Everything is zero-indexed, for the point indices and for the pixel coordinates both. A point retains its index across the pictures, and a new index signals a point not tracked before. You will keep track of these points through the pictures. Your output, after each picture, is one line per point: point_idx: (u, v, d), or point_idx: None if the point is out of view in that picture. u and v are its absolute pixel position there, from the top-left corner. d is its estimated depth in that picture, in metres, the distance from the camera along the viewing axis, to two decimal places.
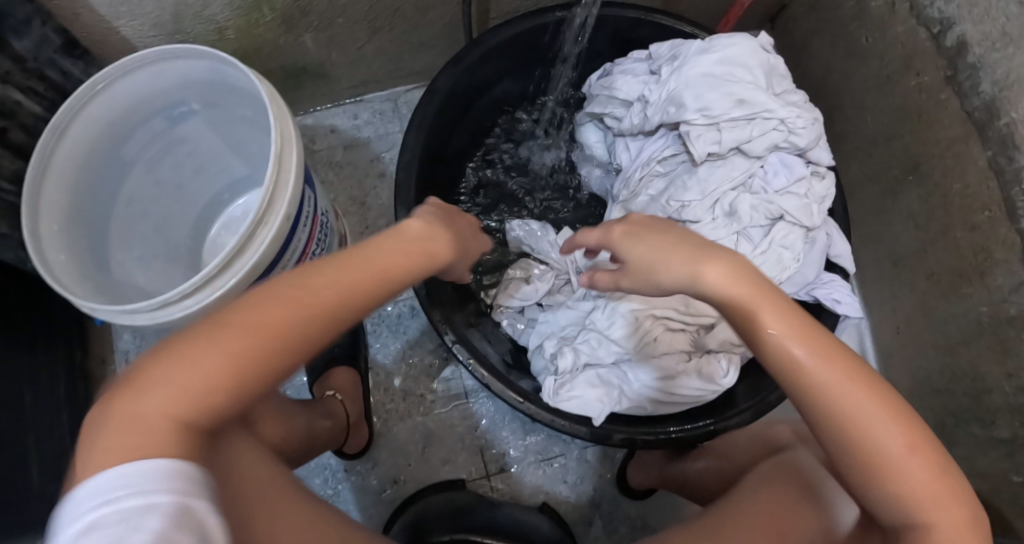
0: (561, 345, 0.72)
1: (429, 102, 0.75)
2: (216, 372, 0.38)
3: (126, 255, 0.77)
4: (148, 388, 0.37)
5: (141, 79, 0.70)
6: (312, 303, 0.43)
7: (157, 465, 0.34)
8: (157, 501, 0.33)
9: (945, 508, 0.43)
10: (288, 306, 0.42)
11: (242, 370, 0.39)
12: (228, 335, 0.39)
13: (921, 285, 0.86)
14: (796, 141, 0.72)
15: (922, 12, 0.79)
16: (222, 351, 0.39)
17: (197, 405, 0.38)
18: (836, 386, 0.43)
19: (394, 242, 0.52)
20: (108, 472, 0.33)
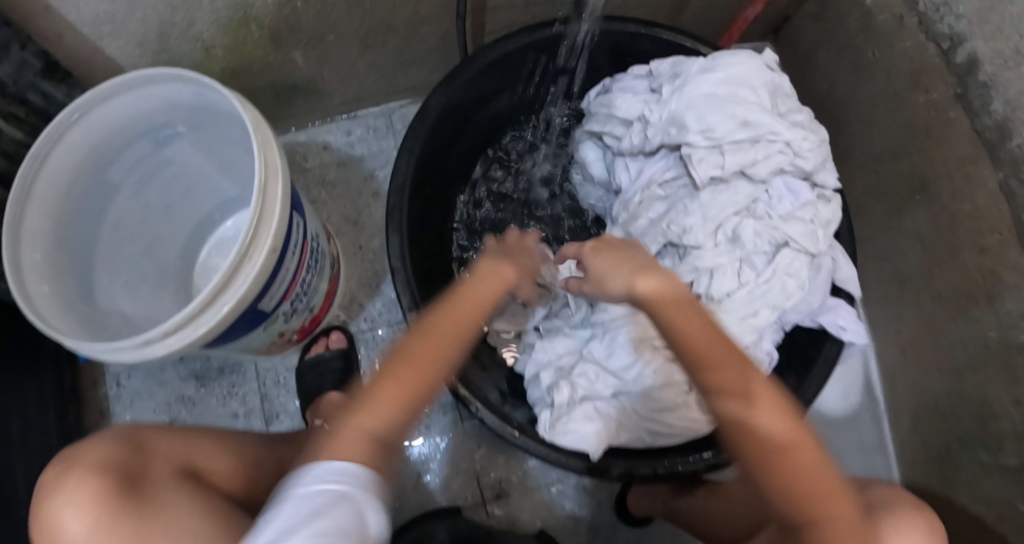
0: (558, 377, 0.70)
1: (422, 123, 0.73)
2: (397, 404, 0.47)
3: (113, 281, 0.76)
4: (354, 426, 0.46)
5: (123, 103, 0.67)
6: (454, 334, 0.51)
7: (349, 470, 0.44)
8: (341, 496, 0.42)
9: (824, 502, 0.48)
10: (437, 340, 0.50)
11: (415, 401, 0.48)
12: (405, 374, 0.48)
13: (927, 306, 0.84)
14: (801, 164, 0.70)
15: (931, 27, 0.76)
16: (398, 388, 0.48)
17: (390, 427, 0.47)
18: (731, 383, 0.49)
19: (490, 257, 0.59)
20: (320, 473, 0.43)
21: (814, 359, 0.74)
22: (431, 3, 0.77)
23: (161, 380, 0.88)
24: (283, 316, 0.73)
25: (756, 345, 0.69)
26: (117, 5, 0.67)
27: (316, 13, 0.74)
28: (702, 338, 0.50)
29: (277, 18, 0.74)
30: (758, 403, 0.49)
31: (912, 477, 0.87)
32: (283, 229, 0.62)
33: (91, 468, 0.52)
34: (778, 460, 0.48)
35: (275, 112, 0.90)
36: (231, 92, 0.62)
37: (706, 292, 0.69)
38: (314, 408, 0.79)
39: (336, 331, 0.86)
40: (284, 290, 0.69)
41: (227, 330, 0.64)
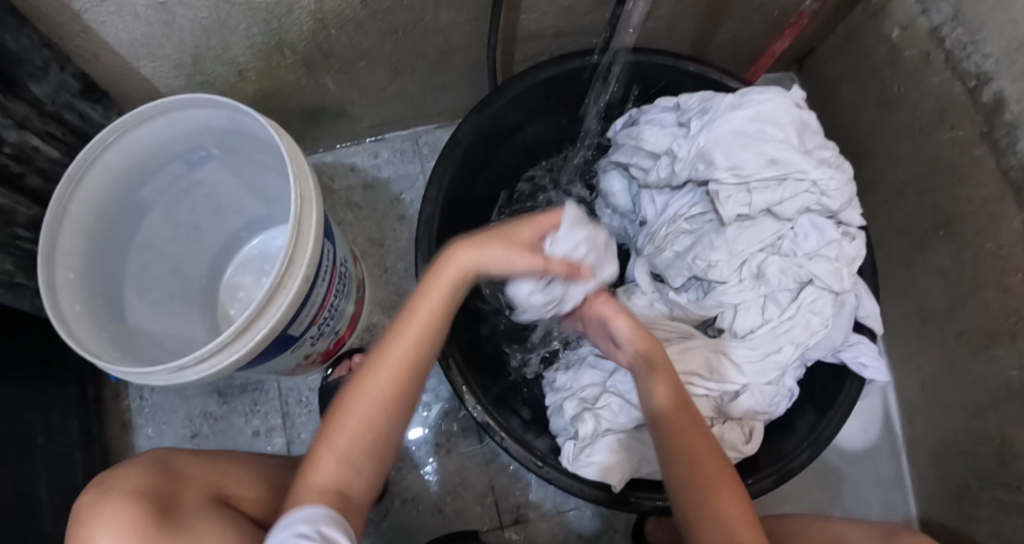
0: (582, 409, 0.70)
1: (451, 153, 0.75)
2: (336, 446, 0.55)
3: (143, 297, 0.77)
4: (311, 478, 0.54)
5: (158, 127, 0.68)
6: (386, 369, 0.55)
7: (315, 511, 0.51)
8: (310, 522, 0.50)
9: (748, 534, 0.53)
10: (369, 380, 0.55)
11: (350, 436, 0.55)
12: (337, 439, 0.55)
13: (949, 342, 0.84)
14: (827, 204, 0.71)
15: (957, 65, 0.77)
16: (336, 433, 0.55)
17: (337, 480, 0.55)
18: (687, 429, 0.58)
19: (426, 297, 0.56)
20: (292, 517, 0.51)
21: (835, 395, 0.74)
22: (462, 32, 0.79)
23: (183, 396, 0.89)
24: (310, 340, 0.73)
25: (778, 381, 0.69)
26: (155, 28, 0.69)
27: (349, 40, 0.76)
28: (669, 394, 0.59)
29: (311, 44, 0.75)
30: (704, 450, 0.57)
31: (931, 513, 0.87)
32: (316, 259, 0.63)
33: (127, 495, 0.54)
34: (714, 488, 0.55)
35: (305, 134, 0.90)
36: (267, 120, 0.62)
37: (730, 326, 0.71)
38: None
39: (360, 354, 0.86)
40: (313, 315, 0.69)
41: (258, 355, 0.64)
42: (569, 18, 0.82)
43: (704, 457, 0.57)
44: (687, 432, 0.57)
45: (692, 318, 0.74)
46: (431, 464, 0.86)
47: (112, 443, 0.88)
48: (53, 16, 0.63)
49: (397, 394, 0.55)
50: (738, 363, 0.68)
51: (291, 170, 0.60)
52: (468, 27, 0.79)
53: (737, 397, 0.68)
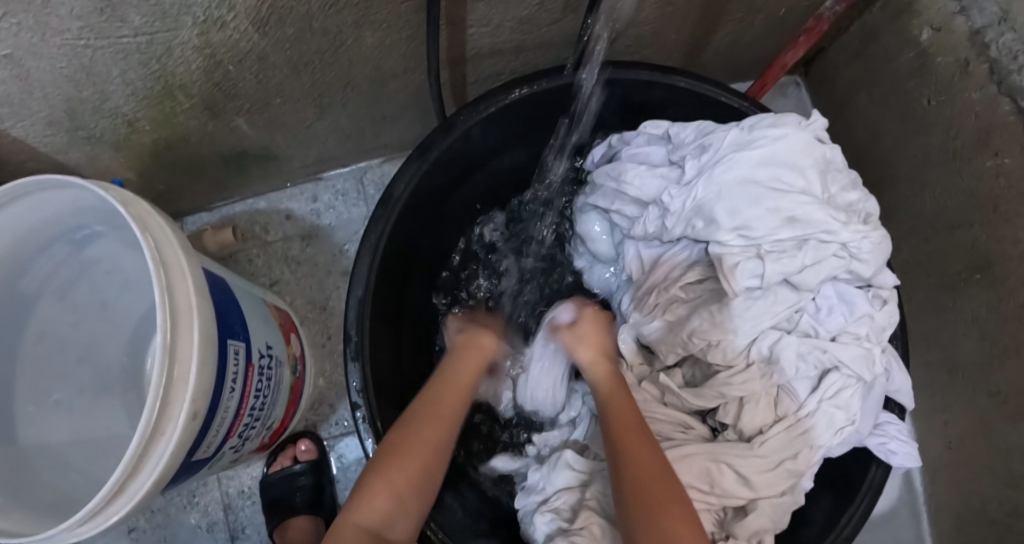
0: (556, 529, 0.59)
1: (384, 214, 0.62)
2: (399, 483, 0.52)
3: (41, 398, 0.65)
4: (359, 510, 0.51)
5: (16, 213, 0.54)
6: (444, 410, 0.58)
7: None
8: None
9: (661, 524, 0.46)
10: (431, 421, 0.56)
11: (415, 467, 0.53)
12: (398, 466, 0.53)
13: (981, 401, 0.73)
14: (859, 269, 0.59)
15: (1005, 78, 0.63)
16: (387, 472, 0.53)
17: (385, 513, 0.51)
18: (620, 432, 0.53)
19: (460, 367, 0.63)
20: None
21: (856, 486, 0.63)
22: (398, 56, 0.65)
23: None
24: (232, 449, 0.62)
25: (795, 488, 0.59)
26: (8, 86, 0.54)
27: (254, 76, 0.61)
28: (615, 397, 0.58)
29: (208, 86, 0.60)
30: (642, 440, 0.52)
31: None
32: (204, 386, 0.51)
33: None
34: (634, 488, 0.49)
35: (227, 181, 0.77)
36: (137, 208, 0.50)
37: (735, 423, 0.60)
38: (283, 532, 0.71)
39: (305, 438, 0.75)
40: (226, 430, 0.58)
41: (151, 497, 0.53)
42: (529, 30, 0.68)
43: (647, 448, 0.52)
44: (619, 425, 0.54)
45: (688, 407, 0.62)
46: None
47: None
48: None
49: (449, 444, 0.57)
50: (744, 475, 0.57)
51: (157, 284, 0.47)
52: (406, 50, 0.64)
53: (743, 515, 0.57)
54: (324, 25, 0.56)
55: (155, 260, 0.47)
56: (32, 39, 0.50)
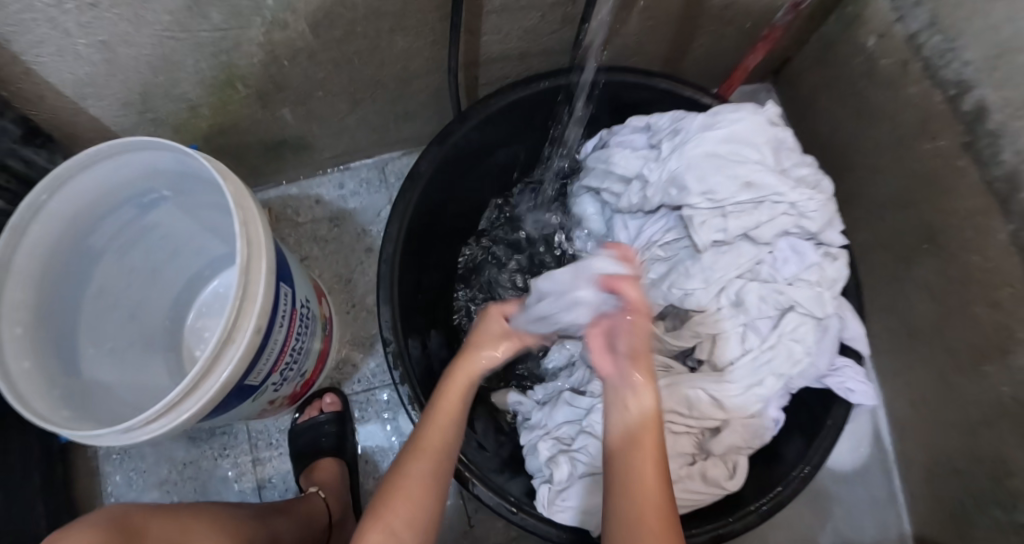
0: (558, 451, 0.69)
1: (412, 187, 0.73)
2: (418, 491, 0.55)
3: (106, 342, 0.73)
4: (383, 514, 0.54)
5: (102, 172, 0.65)
6: (450, 409, 0.60)
7: None
8: None
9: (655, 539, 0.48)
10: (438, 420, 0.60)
11: (435, 470, 0.57)
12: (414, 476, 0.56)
13: (938, 359, 0.81)
14: (806, 225, 0.70)
15: (937, 73, 0.74)
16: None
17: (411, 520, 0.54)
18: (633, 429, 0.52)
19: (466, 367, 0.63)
20: None
21: (822, 422, 0.72)
22: (421, 58, 0.77)
23: (152, 442, 0.85)
24: (273, 385, 0.72)
25: (761, 412, 0.69)
26: (98, 68, 0.66)
27: (303, 72, 0.73)
28: (640, 470, 0.50)
29: (263, 78, 0.72)
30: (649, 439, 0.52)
31: (926, 531, 0.85)
32: (266, 310, 0.62)
33: None
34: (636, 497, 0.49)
35: (264, 167, 0.88)
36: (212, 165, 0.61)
37: (709, 357, 0.71)
38: (310, 473, 0.78)
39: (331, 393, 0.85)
40: (272, 362, 0.68)
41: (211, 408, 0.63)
42: (532, 39, 0.80)
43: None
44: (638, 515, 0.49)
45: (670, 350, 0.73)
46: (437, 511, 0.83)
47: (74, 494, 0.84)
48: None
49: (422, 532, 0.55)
50: (717, 398, 0.68)
51: (235, 220, 0.59)
52: (428, 53, 0.76)
53: (717, 433, 0.68)
54: (363, 29, 0.69)
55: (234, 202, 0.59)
56: (127, 29, 0.61)
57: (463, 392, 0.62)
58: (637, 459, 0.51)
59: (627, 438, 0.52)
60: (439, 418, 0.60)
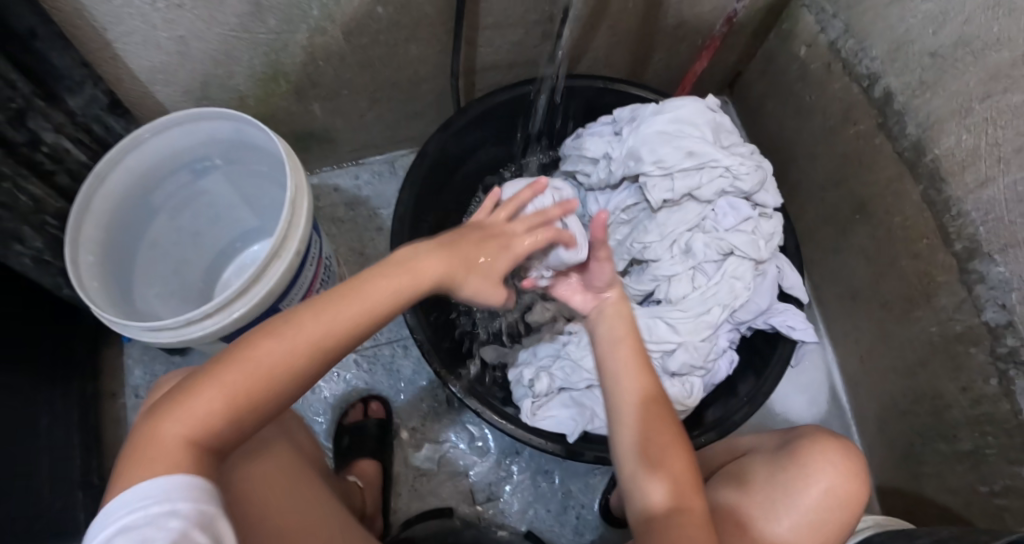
0: (540, 372, 0.82)
1: (420, 164, 0.88)
2: (249, 379, 0.47)
3: (146, 287, 0.85)
4: (200, 395, 0.46)
5: (171, 137, 0.80)
6: (344, 307, 0.51)
7: (181, 483, 0.43)
8: (176, 508, 0.41)
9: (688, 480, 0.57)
10: (321, 311, 0.50)
11: (286, 360, 0.48)
12: (248, 369, 0.47)
13: (877, 313, 0.93)
14: (740, 185, 0.83)
15: (853, 70, 0.90)
16: (156, 446, 0.44)
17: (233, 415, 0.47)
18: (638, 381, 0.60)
19: (391, 276, 0.54)
20: (156, 486, 0.42)
21: (770, 358, 0.83)
22: (429, 64, 0.94)
23: None
24: None
25: (712, 340, 0.81)
26: (171, 58, 0.81)
27: (334, 72, 0.90)
28: (645, 415, 0.59)
29: (301, 74, 0.89)
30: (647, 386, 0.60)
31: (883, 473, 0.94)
32: (305, 241, 0.76)
33: None
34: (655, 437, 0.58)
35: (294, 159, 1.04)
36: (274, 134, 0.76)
37: (666, 296, 0.84)
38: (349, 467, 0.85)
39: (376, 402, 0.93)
40: (302, 296, 0.81)
41: (250, 325, 0.76)
42: (519, 51, 0.97)
43: (680, 476, 0.57)
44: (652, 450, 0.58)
45: (633, 293, 0.87)
46: (430, 462, 0.92)
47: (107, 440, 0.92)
48: (82, 36, 0.74)
49: (247, 414, 0.48)
50: (672, 323, 0.81)
51: (289, 166, 0.74)
52: (434, 60, 0.93)
53: (673, 353, 0.80)
54: (385, 37, 0.86)
55: (287, 152, 0.75)
56: (201, 27, 0.78)
57: (371, 304, 0.52)
58: (647, 404, 0.59)
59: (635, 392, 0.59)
60: (332, 312, 0.50)
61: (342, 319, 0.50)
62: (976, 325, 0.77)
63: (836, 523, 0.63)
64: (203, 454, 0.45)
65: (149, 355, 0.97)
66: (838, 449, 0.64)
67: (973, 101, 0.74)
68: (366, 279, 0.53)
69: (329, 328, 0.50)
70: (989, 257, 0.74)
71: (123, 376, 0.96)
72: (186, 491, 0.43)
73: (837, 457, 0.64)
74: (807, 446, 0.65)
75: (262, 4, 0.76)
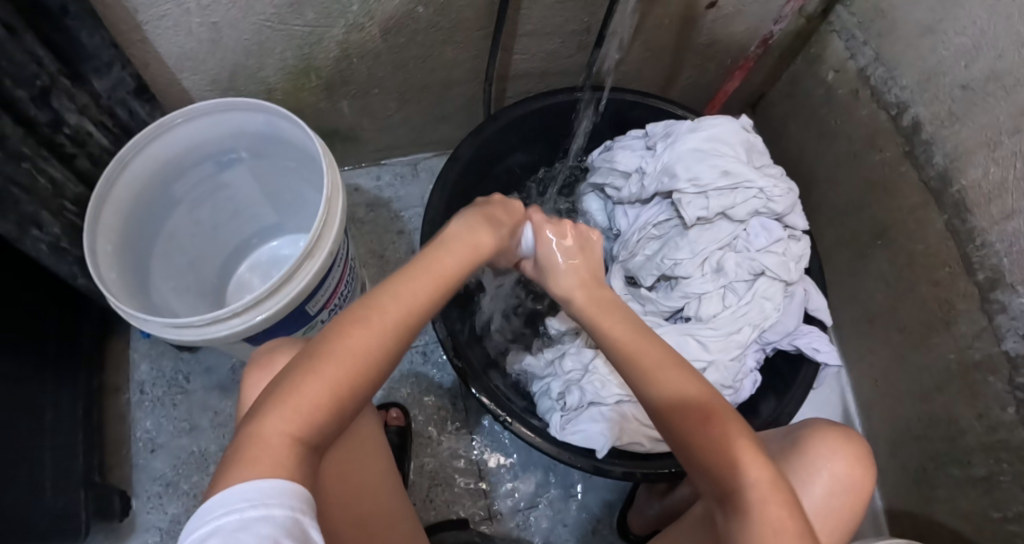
0: (568, 385, 0.81)
1: (452, 167, 0.86)
2: (332, 377, 0.47)
3: (161, 280, 0.82)
4: (290, 400, 0.46)
5: (200, 126, 0.77)
6: (419, 290, 0.53)
7: (274, 485, 0.40)
8: (272, 512, 0.39)
9: (755, 471, 0.49)
10: (397, 298, 0.52)
11: (369, 354, 0.49)
12: (330, 366, 0.47)
13: (894, 338, 0.95)
14: (773, 207, 0.84)
15: (882, 98, 0.91)
16: (262, 445, 0.43)
17: (319, 417, 0.46)
18: (659, 377, 0.54)
19: (445, 254, 0.58)
20: (248, 485, 0.40)
21: (793, 381, 0.83)
22: (462, 68, 0.93)
23: (187, 391, 0.92)
24: (321, 323, 0.81)
25: (741, 359, 0.82)
26: (202, 46, 0.78)
27: (366, 70, 0.88)
28: (686, 403, 0.53)
29: (334, 71, 0.87)
30: (684, 373, 0.54)
31: (894, 494, 0.96)
32: (338, 241, 0.74)
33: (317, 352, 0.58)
34: (705, 425, 0.51)
35: None
36: (309, 131, 0.73)
37: (696, 313, 0.83)
38: None
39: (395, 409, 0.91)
40: (327, 298, 0.78)
41: (276, 325, 0.73)
42: (552, 61, 0.96)
43: (733, 453, 0.50)
44: (698, 435, 0.51)
45: (662, 310, 0.86)
46: (451, 472, 0.90)
47: (109, 437, 0.89)
48: (112, 17, 0.71)
49: (346, 405, 0.48)
50: (704, 342, 0.81)
51: (326, 164, 0.72)
52: (468, 65, 0.92)
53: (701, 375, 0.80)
54: (422, 38, 0.85)
55: (323, 146, 0.72)
56: (236, 16, 0.75)
57: (436, 287, 0.55)
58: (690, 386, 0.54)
59: (664, 384, 0.54)
60: (402, 295, 0.52)
61: (416, 300, 0.53)
62: (995, 354, 0.79)
63: (843, 515, 0.62)
64: (307, 449, 0.45)
65: (157, 350, 0.94)
66: (847, 447, 0.62)
67: (1003, 135, 0.75)
68: (427, 259, 0.56)
69: (408, 310, 0.52)
70: (1012, 288, 0.75)
71: (128, 371, 0.92)
72: (280, 497, 0.40)
73: (843, 451, 0.61)
74: (809, 434, 0.63)
75: None
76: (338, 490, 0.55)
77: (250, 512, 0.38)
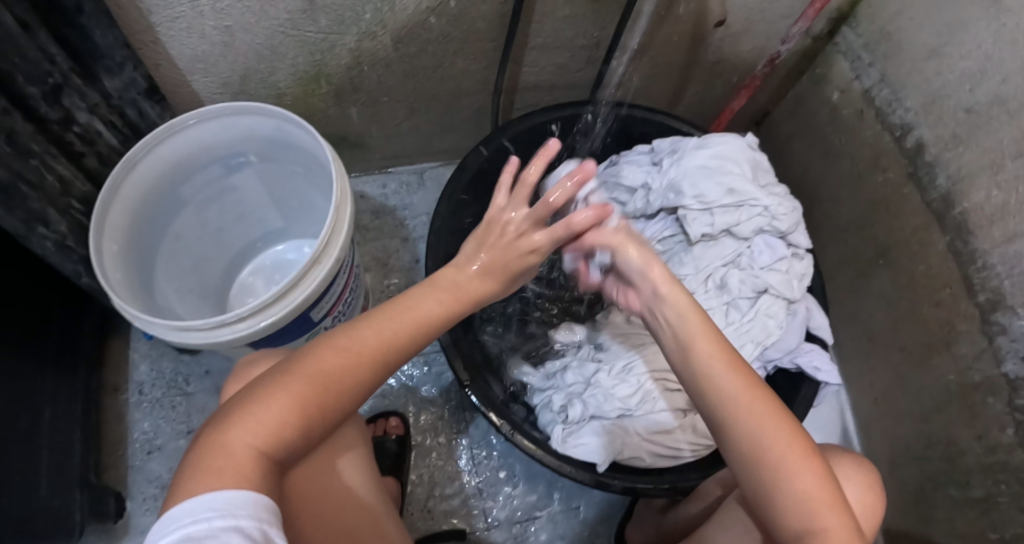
0: (570, 398, 0.81)
1: (460, 176, 0.87)
2: (301, 399, 0.49)
3: (165, 281, 0.82)
4: (254, 415, 0.48)
5: (210, 128, 0.77)
6: (395, 322, 0.55)
7: (244, 496, 0.43)
8: (240, 523, 0.41)
9: (832, 516, 0.51)
10: (374, 329, 0.54)
11: (337, 380, 0.51)
12: (296, 383, 0.50)
13: (895, 357, 0.96)
14: (778, 225, 0.84)
15: (886, 119, 0.92)
16: (223, 454, 0.46)
17: (277, 436, 0.48)
18: (756, 411, 0.52)
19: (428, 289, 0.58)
20: (217, 496, 0.42)
21: (793, 399, 0.84)
22: (472, 79, 0.93)
23: (185, 393, 0.91)
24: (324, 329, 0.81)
25: None
26: (214, 49, 0.79)
27: (377, 78, 0.89)
28: (774, 440, 0.52)
29: (345, 78, 0.88)
30: (770, 406, 0.53)
31: (892, 514, 0.96)
32: (345, 248, 0.74)
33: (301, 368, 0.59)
34: (788, 464, 0.52)
35: None
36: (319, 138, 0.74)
37: None
38: None
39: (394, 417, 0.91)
40: (331, 305, 0.78)
41: (280, 331, 0.73)
42: (561, 74, 0.97)
43: (806, 498, 0.51)
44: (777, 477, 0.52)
45: None
46: (449, 481, 0.90)
47: (106, 437, 0.88)
48: (126, 18, 0.72)
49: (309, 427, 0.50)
50: None
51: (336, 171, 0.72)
52: (478, 76, 0.93)
53: None
54: (434, 48, 0.85)
55: (332, 153, 0.72)
56: (250, 20, 0.76)
57: (418, 319, 0.56)
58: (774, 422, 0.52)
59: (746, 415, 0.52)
60: (380, 326, 0.54)
61: (389, 332, 0.54)
62: (995, 376, 0.79)
63: None
64: (270, 462, 0.47)
65: (157, 351, 0.93)
66: (853, 470, 0.63)
67: (1006, 158, 0.76)
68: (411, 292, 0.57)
69: (384, 341, 0.53)
70: (1012, 311, 0.75)
71: (127, 371, 0.92)
72: (249, 508, 0.42)
73: (853, 474, 0.62)
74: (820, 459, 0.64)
75: (316, 3, 0.75)
76: (309, 507, 0.55)
77: (217, 521, 0.41)
